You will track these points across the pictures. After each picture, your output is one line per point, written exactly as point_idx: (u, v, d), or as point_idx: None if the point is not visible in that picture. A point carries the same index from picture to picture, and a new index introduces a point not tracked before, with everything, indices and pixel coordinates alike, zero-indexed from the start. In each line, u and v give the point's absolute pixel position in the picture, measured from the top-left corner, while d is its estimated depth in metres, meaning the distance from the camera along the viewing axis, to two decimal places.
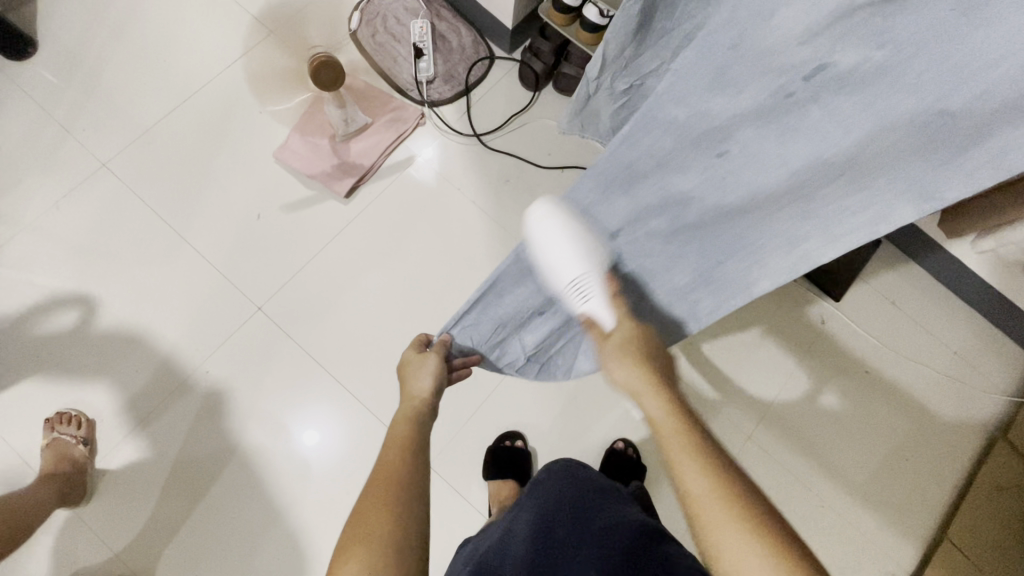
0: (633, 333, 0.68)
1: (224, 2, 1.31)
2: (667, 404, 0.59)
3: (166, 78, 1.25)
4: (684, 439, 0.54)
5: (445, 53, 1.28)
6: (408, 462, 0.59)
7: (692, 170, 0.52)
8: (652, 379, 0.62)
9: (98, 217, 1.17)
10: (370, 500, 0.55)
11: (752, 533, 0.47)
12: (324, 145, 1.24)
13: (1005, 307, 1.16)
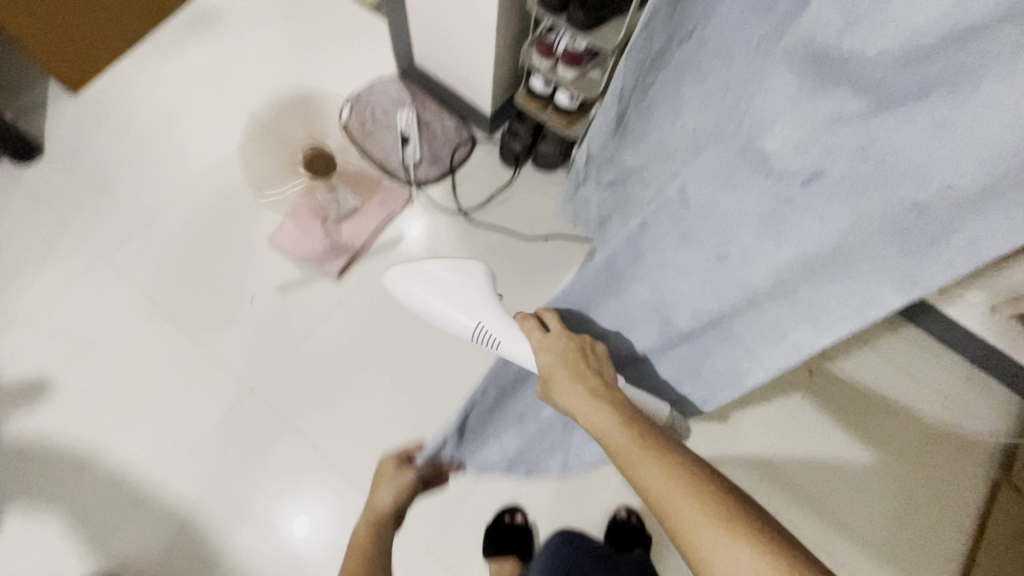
0: (556, 350, 0.67)
1: (220, 101, 1.40)
2: (615, 425, 0.58)
3: (164, 172, 1.32)
4: (632, 442, 0.55)
5: (431, 137, 1.36)
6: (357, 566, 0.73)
7: (695, 268, 0.59)
8: (592, 392, 0.62)
9: (93, 310, 1.20)
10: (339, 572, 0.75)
11: (716, 515, 0.47)
12: (316, 228, 1.28)
13: (993, 351, 1.16)
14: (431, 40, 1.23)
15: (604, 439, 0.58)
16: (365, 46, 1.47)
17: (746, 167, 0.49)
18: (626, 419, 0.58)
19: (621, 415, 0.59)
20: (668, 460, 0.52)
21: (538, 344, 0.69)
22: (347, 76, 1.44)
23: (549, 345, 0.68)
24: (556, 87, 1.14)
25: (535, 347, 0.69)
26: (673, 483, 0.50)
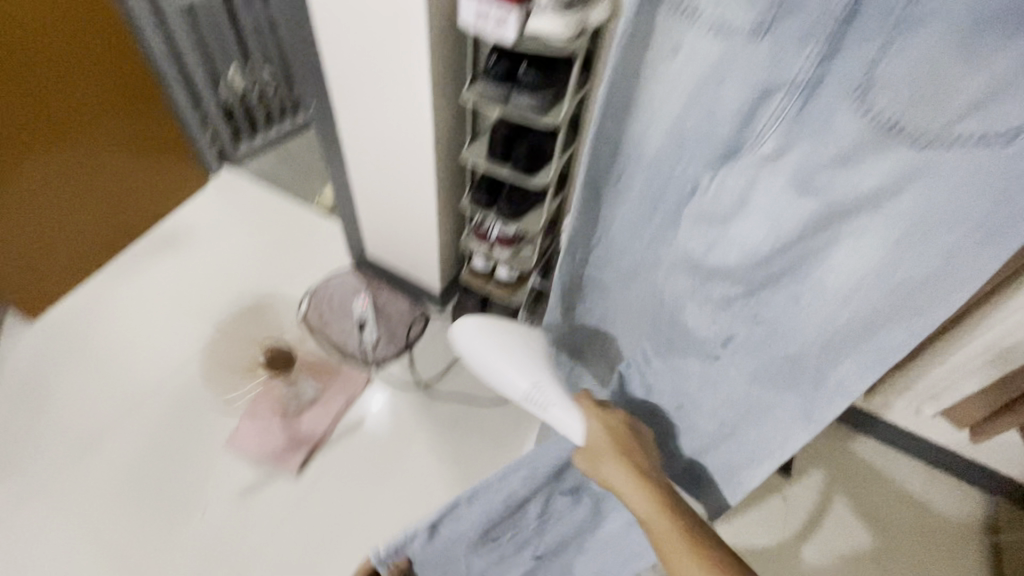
0: (608, 432, 0.76)
1: (180, 309, 1.47)
2: (645, 491, 0.71)
3: (124, 381, 1.34)
4: (665, 523, 0.67)
5: (388, 318, 1.43)
6: None
7: (693, 393, 0.77)
8: (637, 476, 0.72)
9: (34, 556, 1.13)
10: None
11: None
12: (275, 424, 1.28)
13: (942, 450, 1.22)
14: (380, 236, 1.39)
15: (635, 504, 0.71)
16: (321, 242, 1.64)
17: (687, 329, 0.72)
18: (656, 488, 0.71)
19: (658, 488, 0.71)
20: (683, 526, 0.66)
21: (592, 429, 0.76)
22: (305, 270, 1.57)
23: (602, 431, 0.76)
24: (495, 264, 1.29)
25: (589, 435, 0.76)
26: None
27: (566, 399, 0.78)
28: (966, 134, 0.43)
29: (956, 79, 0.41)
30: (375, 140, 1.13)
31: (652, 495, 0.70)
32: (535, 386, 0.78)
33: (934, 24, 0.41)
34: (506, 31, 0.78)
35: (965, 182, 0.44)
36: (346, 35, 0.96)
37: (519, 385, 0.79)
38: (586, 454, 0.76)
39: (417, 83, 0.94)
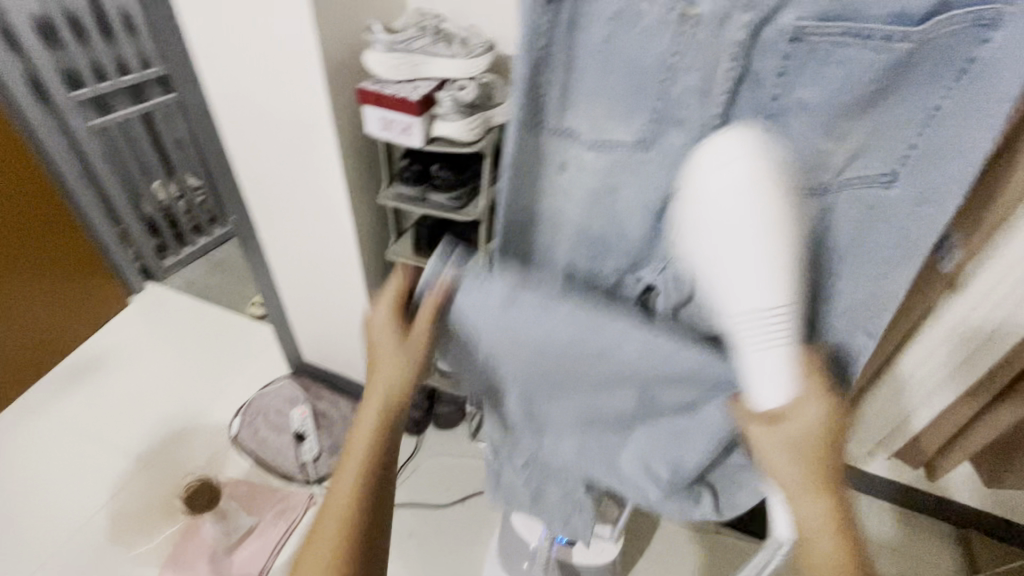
0: (832, 412, 0.43)
1: (91, 449, 1.32)
2: (815, 473, 0.45)
3: (19, 554, 1.16)
4: (832, 523, 0.45)
5: (330, 428, 1.32)
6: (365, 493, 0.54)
7: None
8: (823, 482, 0.45)
9: None
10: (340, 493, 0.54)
11: None
12: (202, 571, 1.13)
13: (916, 492, 1.18)
14: (316, 341, 1.32)
15: (784, 483, 0.46)
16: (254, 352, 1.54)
17: None
18: (832, 474, 0.45)
19: (834, 468, 0.46)
20: (848, 532, 0.45)
21: (804, 403, 0.43)
22: (237, 386, 1.46)
23: (822, 411, 0.43)
24: None
25: (793, 402, 0.43)
26: None
27: (790, 352, 0.43)
28: (857, 189, 0.45)
29: (831, 154, 0.44)
30: (300, 250, 1.10)
31: (819, 478, 0.45)
32: (775, 309, 0.41)
33: (801, 113, 0.42)
34: (413, 138, 0.80)
35: (871, 232, 0.46)
36: (261, 154, 0.95)
37: (753, 296, 0.41)
38: (764, 422, 0.45)
39: (336, 192, 0.94)
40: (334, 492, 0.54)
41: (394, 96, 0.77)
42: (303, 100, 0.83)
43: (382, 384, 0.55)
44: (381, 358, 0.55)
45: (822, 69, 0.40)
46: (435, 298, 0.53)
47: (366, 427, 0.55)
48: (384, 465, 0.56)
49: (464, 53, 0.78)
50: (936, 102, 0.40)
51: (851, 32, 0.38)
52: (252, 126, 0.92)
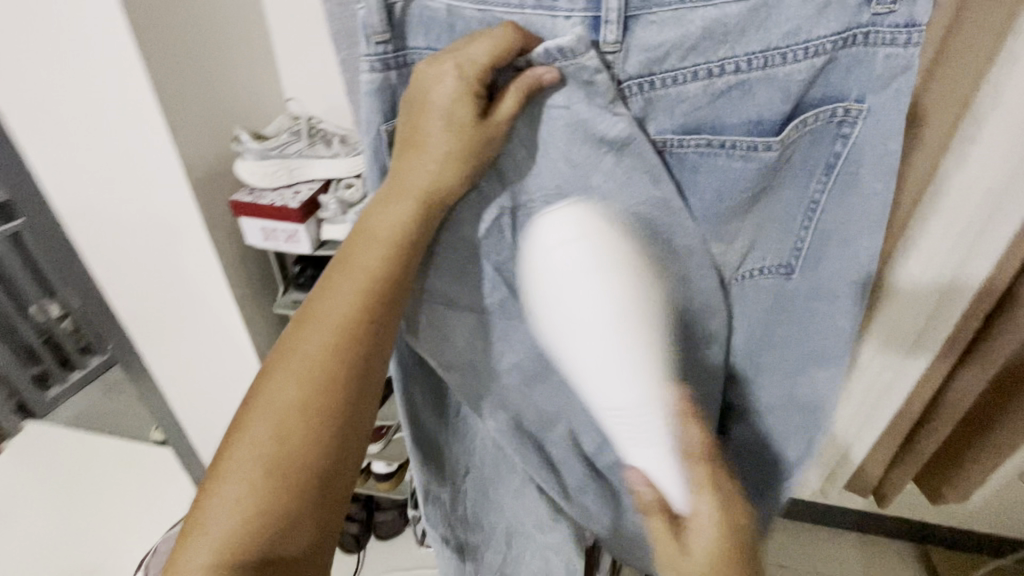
0: (733, 537, 0.35)
1: None
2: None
3: None
4: None
5: None
6: (334, 389, 0.38)
7: None
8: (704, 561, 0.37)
9: None
10: (288, 380, 0.38)
11: None
12: None
13: (873, 516, 1.15)
14: None
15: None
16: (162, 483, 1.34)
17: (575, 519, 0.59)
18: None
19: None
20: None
21: (701, 514, 0.35)
22: None
23: (721, 531, 0.35)
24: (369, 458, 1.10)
25: (695, 509, 0.36)
26: None
27: (671, 437, 0.37)
28: (761, 283, 0.43)
29: (726, 257, 0.42)
30: (196, 370, 0.97)
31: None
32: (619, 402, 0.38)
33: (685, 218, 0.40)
34: (301, 245, 0.74)
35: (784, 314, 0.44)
36: (134, 273, 0.85)
37: (607, 395, 0.37)
38: (668, 548, 0.36)
39: (227, 304, 0.84)
40: (268, 387, 0.38)
41: (273, 206, 0.71)
42: (173, 212, 0.74)
43: (404, 198, 0.38)
44: (406, 173, 0.37)
45: (695, 177, 0.38)
46: (521, 88, 0.35)
47: (347, 296, 0.39)
48: (368, 363, 0.39)
49: (346, 152, 0.74)
50: (813, 196, 0.39)
51: (714, 143, 0.37)
52: (118, 245, 0.81)
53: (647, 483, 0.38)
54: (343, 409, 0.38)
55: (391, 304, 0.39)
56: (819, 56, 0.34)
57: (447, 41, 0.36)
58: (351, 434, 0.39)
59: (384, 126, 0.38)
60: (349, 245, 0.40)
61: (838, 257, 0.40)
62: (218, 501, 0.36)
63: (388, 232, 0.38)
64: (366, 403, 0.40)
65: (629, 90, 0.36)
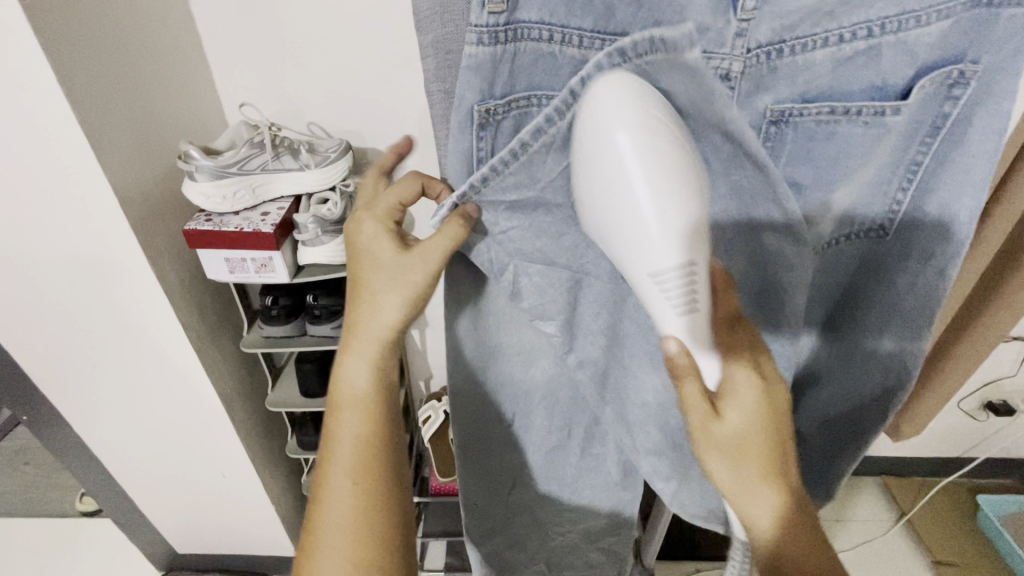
0: (768, 396, 0.37)
1: None
2: (765, 455, 0.37)
3: None
4: (766, 444, 0.37)
5: None
6: (380, 456, 0.45)
7: None
8: (763, 398, 0.36)
9: None
10: (343, 482, 0.43)
11: (796, 520, 0.37)
12: None
13: None
14: (191, 527, 1.01)
15: (725, 484, 0.38)
16: (99, 562, 1.15)
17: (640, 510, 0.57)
18: (787, 457, 0.37)
19: (784, 455, 0.37)
20: (807, 519, 0.37)
21: (741, 380, 0.36)
22: None
23: (761, 393, 0.36)
24: None
25: (734, 376, 0.36)
26: (768, 497, 0.37)
27: (709, 307, 0.35)
28: (847, 247, 0.44)
29: (824, 226, 0.41)
30: (143, 429, 0.82)
31: (770, 461, 0.37)
32: (665, 274, 0.32)
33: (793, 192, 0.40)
34: (277, 274, 0.65)
35: (868, 267, 0.44)
36: (52, 329, 0.69)
37: (648, 254, 0.32)
38: (703, 418, 0.36)
39: (181, 349, 0.71)
40: (331, 493, 0.44)
41: (241, 232, 0.61)
42: (104, 249, 0.61)
43: (364, 355, 0.44)
44: (367, 328, 0.44)
45: (810, 147, 0.38)
46: (460, 219, 0.38)
47: (359, 379, 0.44)
48: (394, 422, 0.46)
49: (316, 162, 0.64)
50: (914, 158, 0.39)
51: (838, 109, 0.36)
52: (27, 298, 0.66)
53: (680, 353, 0.34)
54: (389, 543, 0.44)
55: (387, 442, 0.45)
56: (947, 19, 0.34)
57: (562, 14, 0.33)
58: (404, 554, 0.45)
59: (478, 105, 0.34)
60: (327, 423, 0.45)
61: (930, 230, 0.40)
62: None
63: (364, 391, 0.44)
64: (405, 526, 0.45)
65: (756, 59, 0.36)
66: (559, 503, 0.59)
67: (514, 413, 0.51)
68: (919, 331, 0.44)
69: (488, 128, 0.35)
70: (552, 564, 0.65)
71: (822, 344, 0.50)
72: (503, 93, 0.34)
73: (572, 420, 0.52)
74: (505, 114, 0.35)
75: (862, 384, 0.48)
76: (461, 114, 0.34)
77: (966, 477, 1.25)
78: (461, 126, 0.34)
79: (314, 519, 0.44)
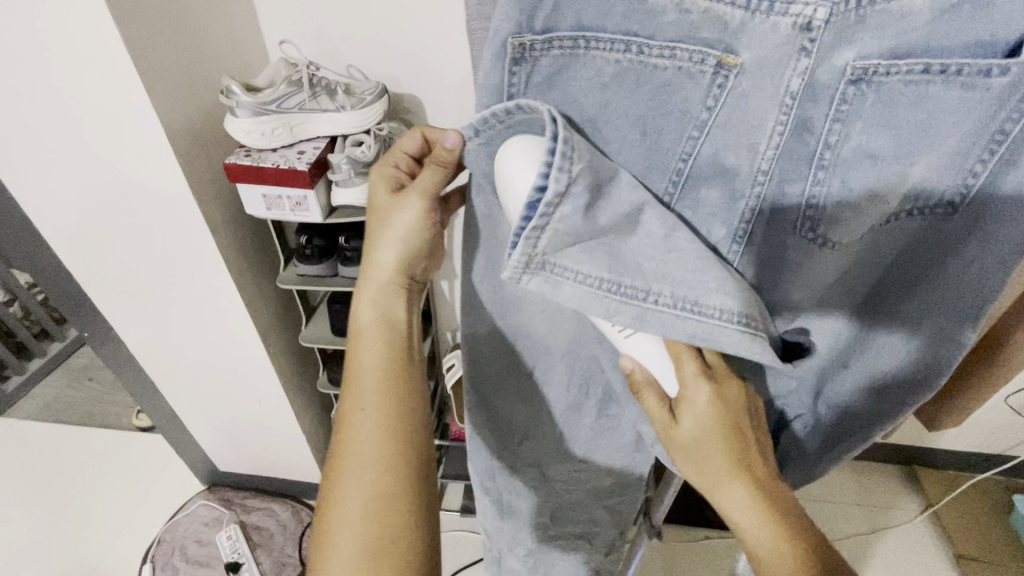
0: (721, 397, 0.39)
1: None
2: (723, 449, 0.40)
3: None
4: (727, 455, 0.40)
5: (269, 544, 1.09)
6: (398, 396, 0.46)
7: None
8: (721, 415, 0.39)
9: None
10: (359, 411, 0.45)
11: (779, 524, 0.39)
12: None
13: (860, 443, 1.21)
14: (231, 448, 1.09)
15: (700, 480, 0.42)
16: (152, 472, 1.26)
17: None
18: (749, 456, 0.40)
19: (746, 447, 0.40)
20: (778, 501, 0.40)
21: (692, 385, 0.39)
22: (139, 522, 1.18)
23: (712, 394, 0.39)
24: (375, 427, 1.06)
25: (685, 381, 0.39)
26: (747, 505, 0.39)
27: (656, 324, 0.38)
28: (906, 224, 0.38)
29: (891, 197, 0.36)
30: (190, 356, 0.89)
31: (732, 452, 0.40)
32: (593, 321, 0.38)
33: (864, 165, 0.35)
34: (310, 214, 0.67)
35: (923, 256, 0.39)
36: (111, 256, 0.75)
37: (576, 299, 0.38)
38: (661, 422, 0.41)
39: (221, 280, 0.75)
40: (353, 423, 0.45)
41: (277, 169, 0.63)
42: (156, 184, 0.65)
43: (376, 289, 0.48)
44: (375, 270, 0.48)
45: (892, 112, 0.34)
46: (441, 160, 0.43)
47: (372, 309, 0.48)
48: (412, 358, 0.48)
49: (353, 104, 0.65)
50: (1001, 127, 0.33)
51: (934, 68, 0.32)
52: (90, 224, 0.71)
53: (636, 368, 0.40)
54: (409, 466, 0.44)
55: (405, 372, 0.47)
56: None
57: None
58: (424, 480, 0.45)
59: (513, 36, 0.34)
60: (348, 350, 0.48)
61: (1003, 212, 0.35)
62: (343, 525, 0.42)
63: (375, 324, 0.48)
64: (426, 463, 0.45)
65: (843, 6, 0.32)
66: (569, 461, 0.59)
67: (532, 367, 0.51)
68: (968, 320, 0.39)
69: (522, 63, 0.35)
70: (558, 518, 0.66)
71: (851, 325, 0.44)
72: (544, 29, 0.35)
73: (591, 380, 0.52)
74: (544, 52, 0.35)
75: (881, 364, 0.44)
76: (494, 47, 0.35)
77: (1002, 476, 1.20)
78: (494, 57, 0.35)
79: (335, 448, 0.45)
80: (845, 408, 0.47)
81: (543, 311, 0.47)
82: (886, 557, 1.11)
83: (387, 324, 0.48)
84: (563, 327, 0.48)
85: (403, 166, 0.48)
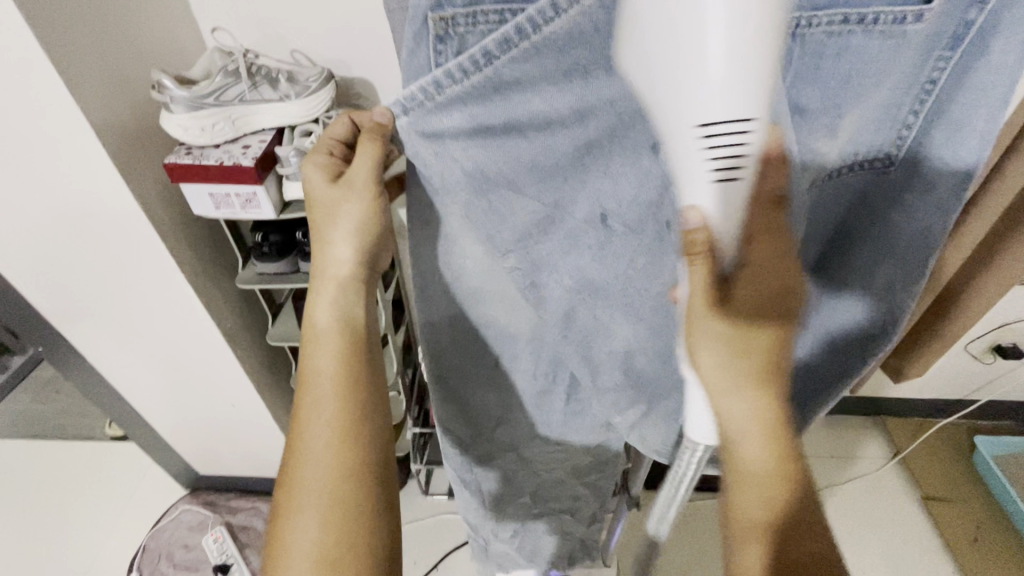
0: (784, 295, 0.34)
1: None
2: (763, 353, 0.35)
3: None
4: (766, 358, 0.35)
5: (258, 543, 1.08)
6: (361, 412, 0.44)
7: None
8: (781, 311, 0.34)
9: None
10: (320, 423, 0.44)
11: (780, 444, 0.36)
12: None
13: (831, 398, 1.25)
14: (210, 451, 1.07)
15: (710, 380, 0.36)
16: (132, 481, 1.24)
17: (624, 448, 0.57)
18: (779, 371, 0.36)
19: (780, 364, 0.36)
20: (785, 426, 0.37)
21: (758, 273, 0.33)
22: (123, 531, 1.16)
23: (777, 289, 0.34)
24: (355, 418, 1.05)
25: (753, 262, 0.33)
26: (762, 412, 0.36)
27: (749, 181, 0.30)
28: (847, 179, 0.38)
29: (829, 153, 0.36)
30: (154, 363, 0.86)
31: (768, 362, 0.35)
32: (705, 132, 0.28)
33: (796, 120, 0.34)
34: (262, 210, 0.64)
35: (862, 209, 0.40)
36: (54, 266, 0.71)
37: (699, 109, 0.28)
38: (705, 297, 0.34)
39: (178, 283, 0.72)
40: (308, 426, 0.44)
41: (221, 166, 0.60)
42: (91, 189, 0.61)
43: (330, 286, 0.46)
44: (334, 265, 0.46)
45: (818, 66, 0.32)
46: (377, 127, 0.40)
47: (328, 306, 0.46)
48: (371, 358, 0.47)
49: (297, 92, 0.62)
50: (929, 76, 0.33)
51: (852, 18, 0.30)
52: (27, 236, 0.67)
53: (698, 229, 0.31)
54: (366, 473, 0.43)
55: (361, 373, 0.45)
56: None
57: None
58: (380, 485, 0.44)
59: (433, 11, 0.32)
60: (303, 352, 0.46)
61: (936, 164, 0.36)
62: (298, 532, 0.42)
63: (333, 323, 0.46)
64: (383, 463, 0.45)
65: None
66: (542, 444, 0.59)
67: (497, 352, 0.50)
68: (915, 269, 0.40)
69: (447, 41, 0.33)
70: (539, 497, 0.66)
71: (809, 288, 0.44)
72: (467, 2, 0.32)
73: (557, 363, 0.51)
74: (470, 26, 0.32)
75: (842, 320, 0.45)
76: (415, 23, 0.32)
77: (966, 419, 1.25)
78: (416, 38, 0.33)
79: (291, 451, 0.44)
80: (809, 364, 0.49)
81: (500, 296, 0.46)
82: (862, 504, 1.15)
83: (345, 324, 0.46)
84: (523, 314, 0.47)
85: (336, 153, 0.46)
